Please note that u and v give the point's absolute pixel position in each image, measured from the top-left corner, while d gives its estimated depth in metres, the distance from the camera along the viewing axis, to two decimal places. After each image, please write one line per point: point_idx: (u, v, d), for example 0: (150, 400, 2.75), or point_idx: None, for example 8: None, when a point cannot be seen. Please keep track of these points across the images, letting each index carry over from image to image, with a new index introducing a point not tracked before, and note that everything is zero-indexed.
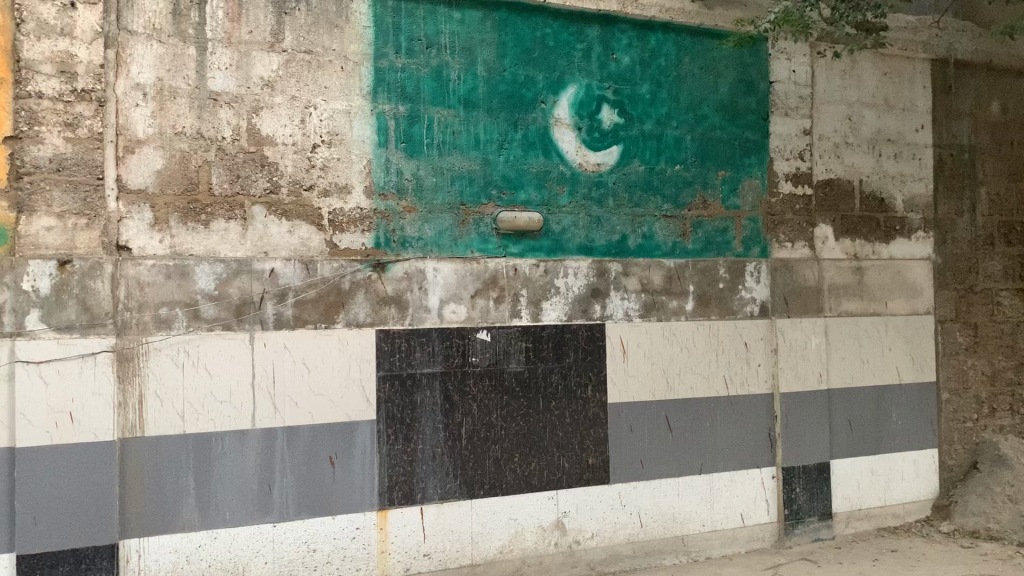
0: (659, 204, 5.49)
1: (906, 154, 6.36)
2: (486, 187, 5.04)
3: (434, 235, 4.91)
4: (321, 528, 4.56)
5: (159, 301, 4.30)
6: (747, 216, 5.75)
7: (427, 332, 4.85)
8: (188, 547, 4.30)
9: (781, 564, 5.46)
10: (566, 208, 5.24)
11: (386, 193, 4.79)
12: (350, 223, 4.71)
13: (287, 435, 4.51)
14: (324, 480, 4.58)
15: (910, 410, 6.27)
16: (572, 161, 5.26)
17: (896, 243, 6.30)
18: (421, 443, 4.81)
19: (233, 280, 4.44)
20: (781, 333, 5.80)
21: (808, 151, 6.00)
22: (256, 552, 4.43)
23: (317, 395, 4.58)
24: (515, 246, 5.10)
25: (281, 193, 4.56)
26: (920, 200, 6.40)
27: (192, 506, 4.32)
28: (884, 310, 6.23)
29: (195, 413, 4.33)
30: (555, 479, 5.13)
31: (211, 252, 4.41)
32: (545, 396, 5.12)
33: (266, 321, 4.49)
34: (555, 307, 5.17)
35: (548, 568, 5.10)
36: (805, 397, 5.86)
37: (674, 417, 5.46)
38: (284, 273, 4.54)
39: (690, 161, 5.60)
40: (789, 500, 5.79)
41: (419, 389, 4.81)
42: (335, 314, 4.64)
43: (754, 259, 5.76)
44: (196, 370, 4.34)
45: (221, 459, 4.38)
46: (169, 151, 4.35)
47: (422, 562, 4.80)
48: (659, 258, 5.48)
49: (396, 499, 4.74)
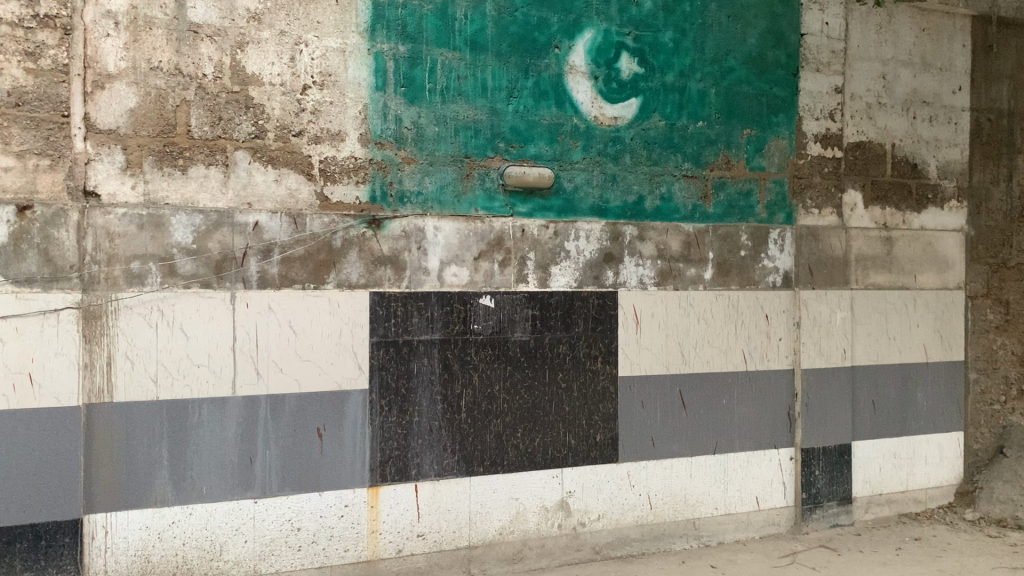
0: (680, 163, 5.07)
1: (942, 117, 5.93)
2: (493, 139, 4.61)
3: (435, 190, 4.49)
4: (307, 505, 4.20)
5: (130, 254, 3.90)
6: (772, 179, 5.34)
7: (426, 296, 4.46)
8: (161, 524, 3.94)
9: (799, 552, 5.11)
10: (579, 164, 4.82)
11: (384, 141, 4.37)
12: (343, 174, 4.29)
13: (271, 404, 4.13)
14: (311, 453, 4.21)
15: (937, 390, 5.90)
16: (587, 114, 4.83)
17: (928, 212, 5.89)
18: (418, 416, 4.44)
19: (213, 233, 4.03)
20: (805, 305, 5.42)
21: (839, 111, 5.57)
22: (235, 530, 4.07)
23: (305, 361, 4.20)
24: (523, 205, 4.68)
25: (267, 138, 4.14)
26: (954, 166, 5.98)
27: (166, 479, 3.95)
28: (913, 284, 5.84)
29: (169, 378, 3.95)
30: (561, 457, 4.77)
31: (189, 201, 4.00)
32: (552, 367, 4.74)
33: (249, 279, 4.09)
34: (565, 272, 4.78)
35: (550, 552, 4.75)
36: (827, 374, 5.50)
37: (689, 393, 5.09)
38: (268, 227, 4.14)
39: (713, 117, 5.17)
40: (808, 483, 5.43)
41: (415, 357, 4.43)
42: (325, 274, 4.24)
43: (779, 225, 5.35)
44: (172, 330, 3.96)
45: (198, 428, 4.00)
46: (143, 88, 3.92)
47: (415, 543, 4.44)
48: (678, 222, 5.07)
49: (389, 475, 4.38)
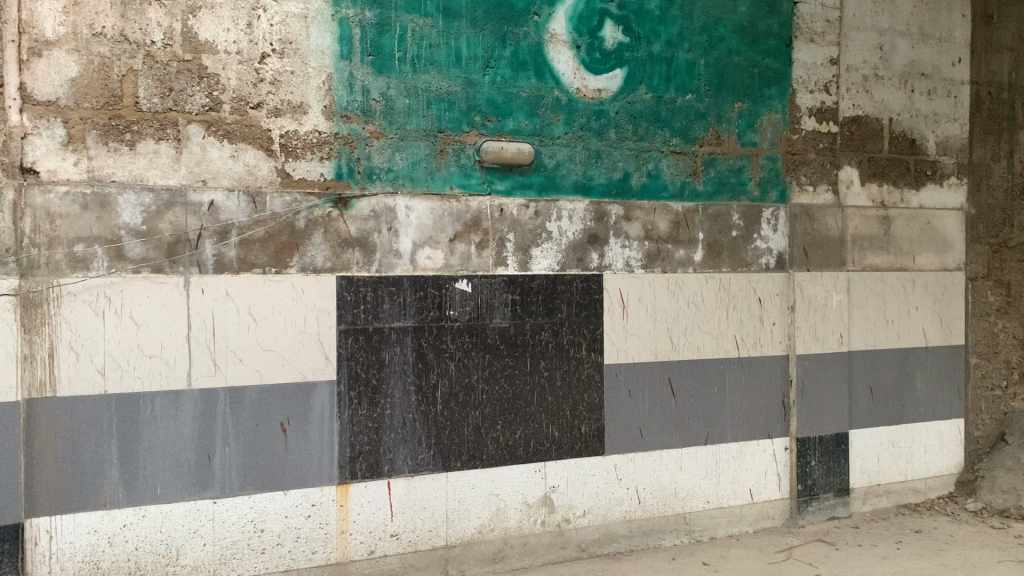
0: (668, 138, 4.80)
1: (941, 90, 5.66)
2: (468, 112, 4.32)
3: (406, 167, 4.20)
4: (271, 504, 3.92)
5: (74, 237, 3.59)
6: (765, 155, 5.07)
7: (398, 280, 4.17)
8: (111, 527, 3.65)
9: (795, 547, 4.86)
10: (561, 139, 4.53)
11: (350, 114, 4.07)
12: (306, 150, 3.99)
13: (230, 397, 3.85)
14: (274, 450, 3.92)
15: (936, 376, 5.66)
16: (569, 86, 4.54)
17: (927, 190, 5.63)
18: (390, 409, 4.16)
19: (164, 213, 3.74)
20: (800, 288, 5.16)
21: (834, 84, 5.30)
22: (193, 533, 3.79)
23: (267, 351, 3.92)
24: (501, 182, 4.40)
25: (222, 110, 3.83)
26: (954, 142, 5.72)
27: (115, 480, 3.66)
28: (911, 265, 5.59)
29: (118, 370, 3.66)
30: (544, 450, 4.50)
31: (138, 179, 3.70)
32: (533, 355, 4.47)
33: (204, 263, 3.80)
34: (546, 254, 4.50)
35: (533, 550, 4.49)
36: (823, 360, 5.25)
37: (678, 381, 4.83)
38: (225, 206, 3.84)
39: (703, 90, 4.89)
40: (803, 474, 5.19)
41: (387, 346, 4.15)
42: (287, 257, 3.95)
43: (772, 204, 5.09)
44: (120, 319, 3.66)
45: (151, 424, 3.71)
46: (86, 56, 3.61)
47: (389, 544, 4.17)
48: (665, 200, 4.80)
49: (359, 472, 4.10)
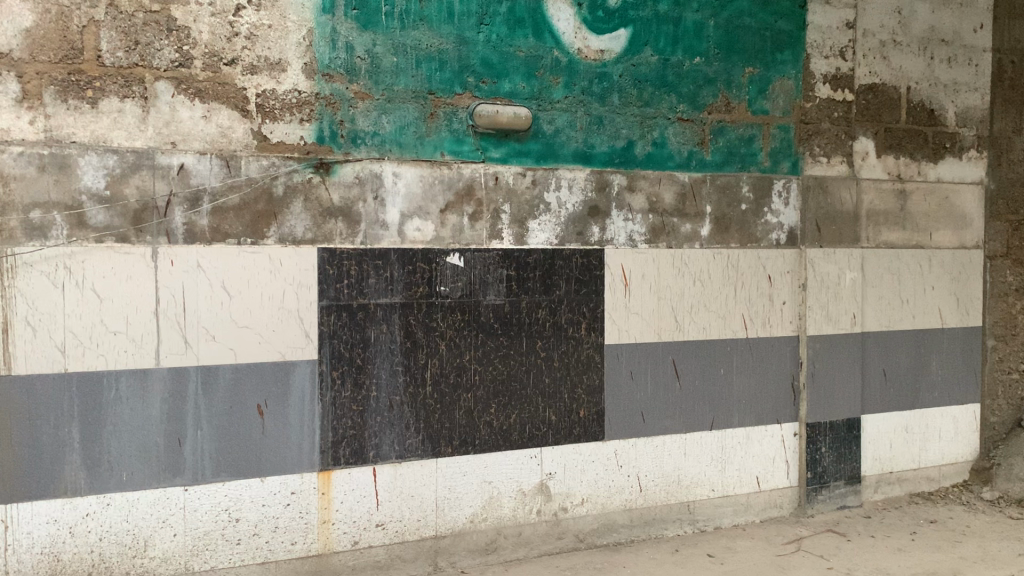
0: (674, 104, 4.50)
1: (961, 58, 5.36)
2: (461, 72, 4.02)
3: (394, 131, 3.91)
4: (247, 492, 3.66)
5: (29, 202, 3.30)
6: (777, 124, 4.77)
7: (384, 253, 3.88)
8: (72, 516, 3.38)
9: (805, 537, 4.61)
10: (561, 103, 4.24)
11: (333, 73, 3.77)
12: (285, 111, 3.70)
13: (202, 377, 3.57)
14: (250, 434, 3.65)
15: (952, 359, 5.40)
16: (570, 46, 4.24)
17: (945, 163, 5.34)
18: (375, 390, 3.88)
19: (130, 177, 3.45)
20: (812, 265, 4.88)
21: (850, 49, 4.99)
22: (162, 523, 3.52)
23: (242, 328, 3.64)
24: (496, 149, 4.10)
25: (193, 66, 3.53)
26: (975, 113, 5.42)
27: (77, 466, 3.39)
28: (928, 242, 5.31)
29: (79, 347, 3.38)
30: (540, 435, 4.23)
31: (100, 139, 3.40)
32: (529, 334, 4.19)
33: (174, 232, 3.52)
34: (544, 227, 4.22)
35: (528, 541, 4.23)
36: (836, 341, 4.98)
37: (683, 362, 4.56)
38: (196, 171, 3.55)
39: (712, 53, 4.58)
40: (813, 461, 4.93)
41: (373, 324, 3.87)
42: (264, 226, 3.66)
43: (783, 176, 4.80)
44: (81, 292, 3.38)
45: (116, 406, 3.44)
46: (42, 5, 3.30)
47: (375, 534, 3.91)
48: (671, 170, 4.50)
49: (343, 457, 3.83)
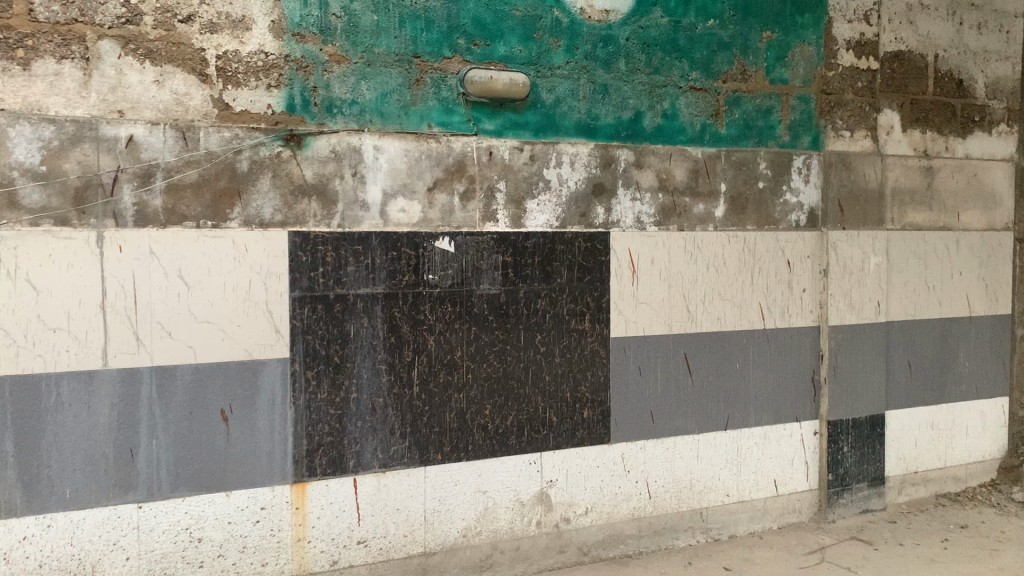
0: (686, 71, 4.07)
1: (992, 24, 4.94)
2: (451, 34, 3.57)
3: (375, 99, 3.46)
4: (211, 509, 3.23)
5: None
6: (797, 94, 4.35)
7: (364, 238, 3.45)
8: (7, 541, 2.95)
9: (828, 547, 4.23)
10: (561, 69, 3.80)
11: (305, 33, 3.32)
12: (249, 75, 3.25)
13: (157, 379, 3.14)
14: (214, 443, 3.23)
15: (981, 349, 5.01)
16: (571, 5, 3.80)
17: (974, 138, 4.93)
18: (355, 392, 3.46)
19: (69, 151, 3.00)
20: (834, 249, 4.46)
21: (875, 13, 4.56)
22: (113, 546, 3.09)
23: (202, 323, 3.20)
24: (489, 120, 3.66)
25: (143, 23, 3.08)
26: (1005, 84, 5.01)
27: (12, 483, 2.96)
28: (955, 224, 4.90)
29: (12, 347, 2.94)
30: (540, 438, 3.82)
31: (34, 107, 2.94)
32: (527, 327, 3.77)
33: (122, 214, 3.07)
34: (544, 208, 3.79)
35: (526, 556, 3.83)
36: (860, 332, 4.57)
37: (696, 357, 4.15)
38: (147, 143, 3.10)
39: (727, 15, 4.15)
40: (834, 462, 4.53)
41: (352, 317, 3.44)
42: (227, 207, 3.22)
43: (804, 151, 4.38)
44: (14, 283, 2.94)
45: (57, 414, 3.00)
46: None
47: (356, 553, 3.49)
48: (683, 145, 4.08)
49: (320, 468, 3.41)
